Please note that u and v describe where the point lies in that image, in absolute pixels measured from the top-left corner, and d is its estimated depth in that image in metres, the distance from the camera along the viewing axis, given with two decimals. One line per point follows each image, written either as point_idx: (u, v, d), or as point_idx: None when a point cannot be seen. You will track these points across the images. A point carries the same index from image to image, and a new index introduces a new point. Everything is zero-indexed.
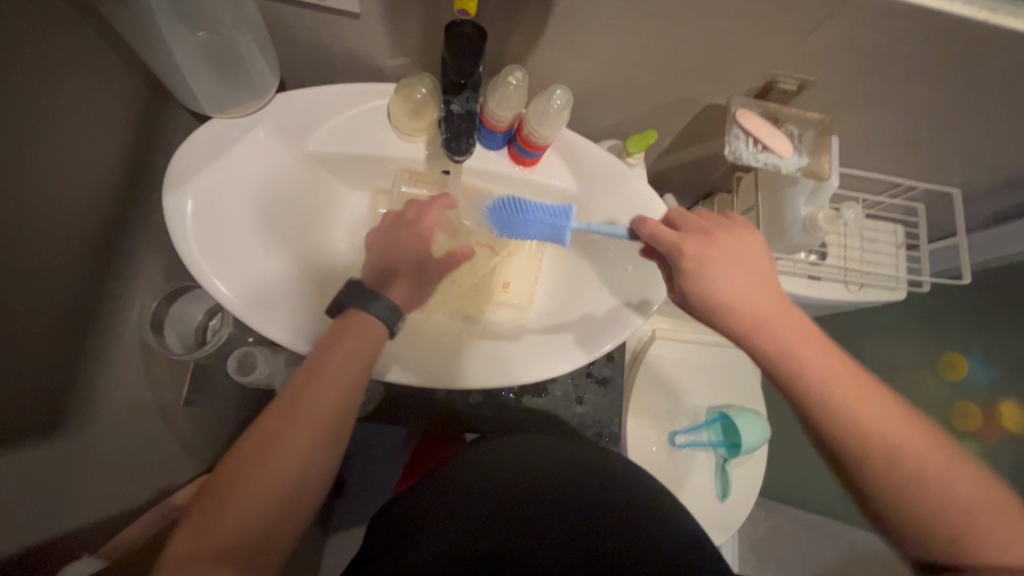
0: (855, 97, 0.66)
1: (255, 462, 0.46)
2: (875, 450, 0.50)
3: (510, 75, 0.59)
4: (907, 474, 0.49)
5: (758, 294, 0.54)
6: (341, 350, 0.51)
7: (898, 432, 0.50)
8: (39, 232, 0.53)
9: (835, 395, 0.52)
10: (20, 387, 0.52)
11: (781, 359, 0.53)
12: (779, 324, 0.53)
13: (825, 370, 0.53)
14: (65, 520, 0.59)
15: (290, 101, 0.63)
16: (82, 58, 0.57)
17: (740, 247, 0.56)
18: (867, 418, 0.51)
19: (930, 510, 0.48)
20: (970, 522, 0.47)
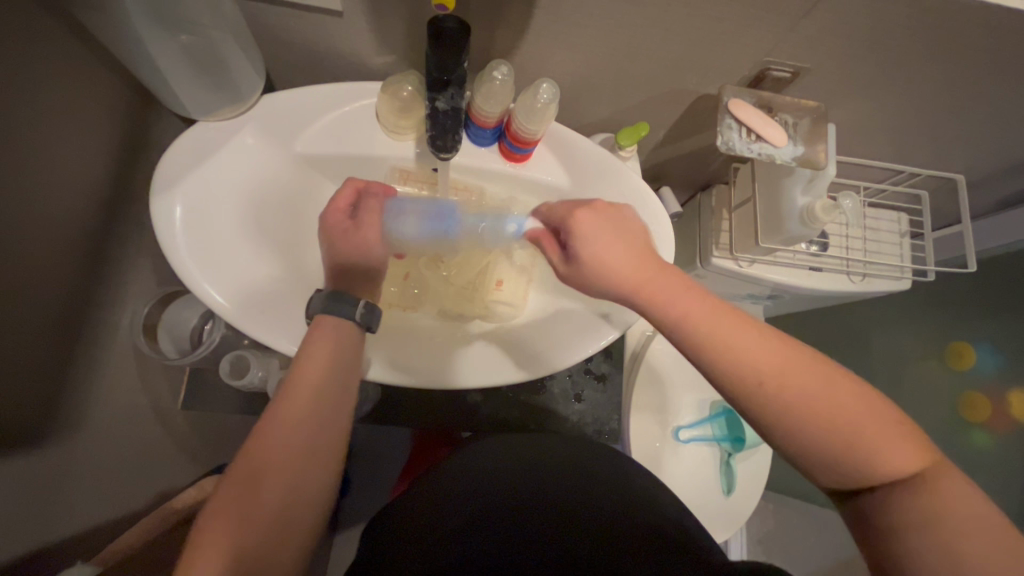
0: (851, 82, 0.64)
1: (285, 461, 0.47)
2: (803, 416, 0.44)
3: (495, 70, 0.58)
4: (823, 428, 0.43)
5: (635, 269, 0.53)
6: (321, 346, 0.52)
7: (830, 397, 0.44)
8: (25, 241, 0.54)
9: (752, 369, 0.46)
10: (10, 396, 0.52)
11: (688, 326, 0.50)
12: (654, 285, 0.52)
13: (726, 328, 0.48)
14: (60, 525, 0.59)
15: (275, 102, 0.63)
16: (63, 66, 0.57)
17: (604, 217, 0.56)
18: (775, 377, 0.46)
19: (836, 455, 0.43)
20: (882, 463, 0.42)
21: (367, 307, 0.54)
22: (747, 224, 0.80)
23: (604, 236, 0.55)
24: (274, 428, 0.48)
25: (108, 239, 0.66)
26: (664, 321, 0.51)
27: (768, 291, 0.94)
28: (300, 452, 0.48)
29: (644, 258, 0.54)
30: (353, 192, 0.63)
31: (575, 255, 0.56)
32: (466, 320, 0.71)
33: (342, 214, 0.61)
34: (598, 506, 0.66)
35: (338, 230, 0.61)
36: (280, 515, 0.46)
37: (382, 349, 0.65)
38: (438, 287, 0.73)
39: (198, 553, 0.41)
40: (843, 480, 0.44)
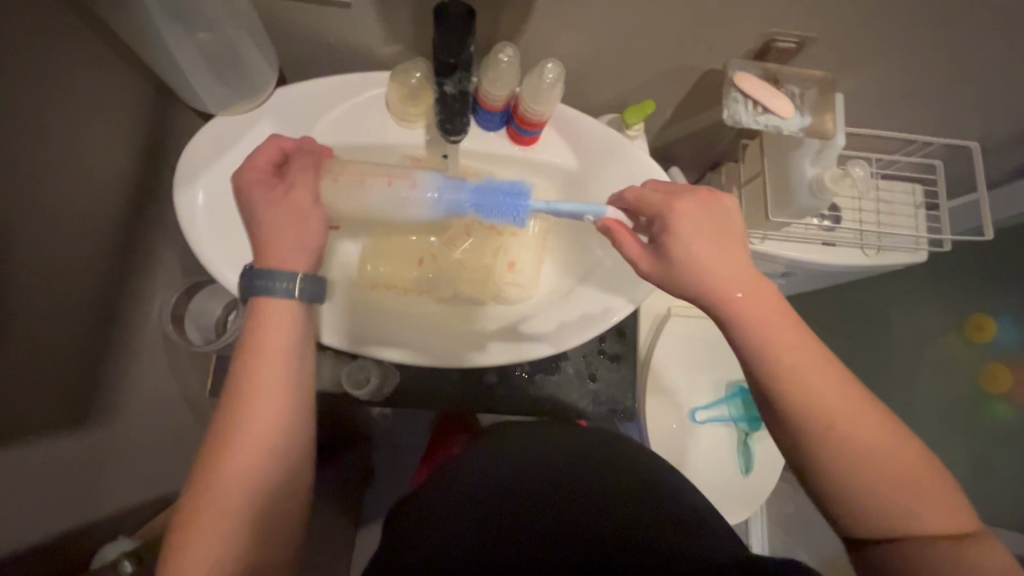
0: (859, 51, 0.64)
1: (237, 466, 0.47)
2: (878, 466, 0.46)
3: (500, 53, 0.59)
4: (863, 471, 0.46)
5: (738, 275, 0.51)
6: (262, 338, 0.51)
7: (906, 464, 0.46)
8: (59, 236, 0.57)
9: (833, 406, 0.47)
10: (50, 384, 0.55)
11: (769, 356, 0.49)
12: (771, 304, 0.50)
13: (810, 368, 0.48)
14: (101, 503, 0.63)
15: (289, 94, 0.65)
16: (88, 67, 0.60)
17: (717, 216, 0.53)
18: (876, 436, 0.47)
19: (905, 510, 0.45)
20: (922, 518, 0.45)
21: (298, 277, 0.52)
22: (756, 200, 0.81)
23: (699, 236, 0.52)
24: (236, 426, 0.48)
25: (134, 233, 0.69)
26: (748, 347, 0.50)
27: (781, 268, 0.94)
28: (263, 448, 0.48)
29: (746, 272, 0.52)
30: (276, 150, 0.56)
31: (669, 248, 0.52)
32: (480, 304, 0.73)
33: (262, 171, 0.54)
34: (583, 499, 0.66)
35: (262, 199, 0.53)
36: (259, 496, 0.47)
37: (399, 333, 0.68)
38: (450, 272, 0.74)
39: (184, 554, 0.44)
40: (875, 525, 0.46)
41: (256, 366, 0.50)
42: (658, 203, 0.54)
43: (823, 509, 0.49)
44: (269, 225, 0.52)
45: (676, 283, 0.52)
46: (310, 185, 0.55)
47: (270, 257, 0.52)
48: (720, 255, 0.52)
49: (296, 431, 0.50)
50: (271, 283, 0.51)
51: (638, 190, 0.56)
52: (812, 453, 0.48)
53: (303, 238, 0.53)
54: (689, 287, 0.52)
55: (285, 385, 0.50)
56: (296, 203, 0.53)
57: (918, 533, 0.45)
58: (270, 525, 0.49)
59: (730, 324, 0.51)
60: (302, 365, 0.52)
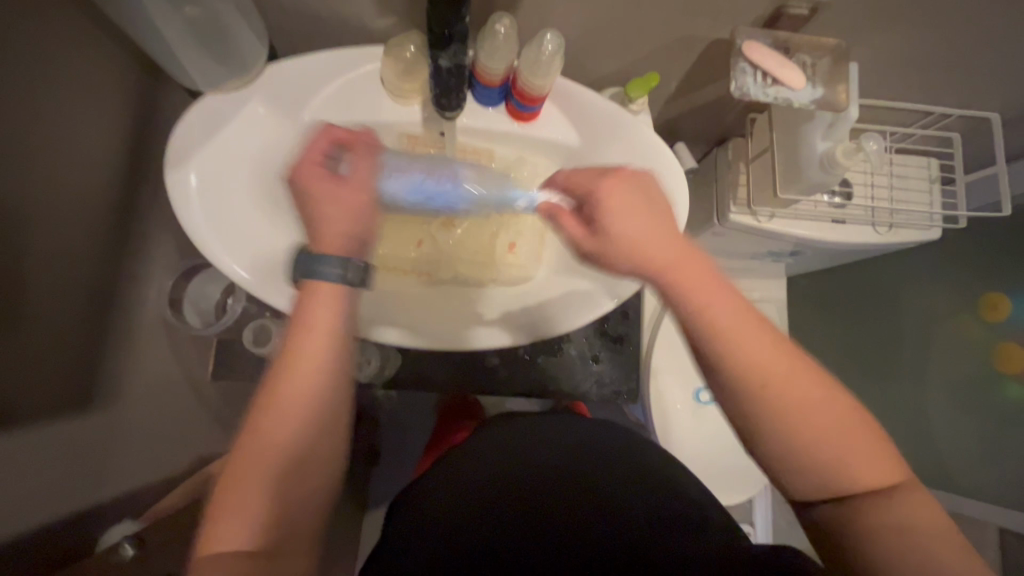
0: (875, 17, 0.61)
1: (269, 445, 0.46)
2: (806, 431, 0.45)
3: (496, 23, 0.56)
4: (798, 430, 0.45)
5: (656, 245, 0.49)
6: (313, 313, 0.50)
7: (839, 427, 0.45)
8: (52, 221, 0.56)
9: (768, 373, 0.46)
10: (49, 371, 0.55)
11: (706, 320, 0.47)
12: (681, 272, 0.48)
13: (742, 332, 0.47)
14: (108, 487, 0.63)
15: (280, 70, 0.63)
16: (73, 45, 0.58)
17: (639, 187, 0.51)
18: (803, 394, 0.45)
19: (838, 477, 0.44)
20: (853, 474, 0.44)
21: (358, 268, 0.52)
22: (765, 177, 0.78)
23: (634, 211, 0.50)
24: (280, 398, 0.48)
25: (128, 217, 0.68)
26: (684, 313, 0.48)
27: (790, 247, 0.91)
28: (301, 421, 0.48)
29: (674, 244, 0.50)
30: (329, 141, 0.53)
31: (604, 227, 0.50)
32: (482, 286, 0.72)
33: (318, 165, 0.52)
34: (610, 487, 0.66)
35: (321, 193, 0.51)
36: (289, 476, 0.47)
37: (397, 315, 0.67)
38: (449, 254, 0.72)
39: (223, 517, 0.44)
40: (814, 489, 0.45)
41: (303, 340, 0.49)
42: (589, 183, 0.52)
43: (771, 475, 0.48)
44: (326, 217, 0.52)
45: (610, 257, 0.50)
46: (364, 181, 0.53)
47: (329, 246, 0.51)
48: (643, 225, 0.50)
49: (331, 409, 0.50)
50: (336, 270, 0.51)
51: (567, 173, 0.54)
52: (759, 425, 0.46)
53: (358, 229, 0.53)
54: (629, 258, 0.50)
55: (331, 364, 0.50)
56: (353, 199, 0.52)
57: (856, 494, 0.44)
58: (296, 504, 0.48)
59: (666, 291, 0.49)
60: (346, 347, 0.51)
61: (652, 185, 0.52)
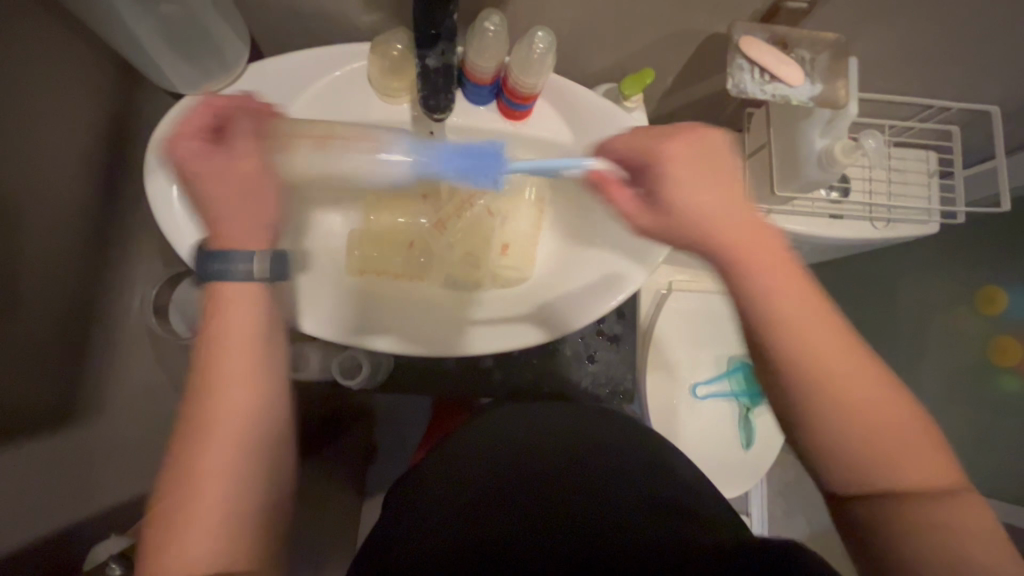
0: (875, 10, 0.59)
1: (214, 464, 0.43)
2: (860, 426, 0.44)
3: (484, 21, 0.54)
4: (849, 425, 0.44)
5: (740, 221, 0.47)
6: (228, 322, 0.47)
7: (891, 421, 0.44)
8: (28, 230, 0.54)
9: (828, 362, 0.45)
10: (31, 385, 0.54)
11: (769, 306, 0.46)
12: (761, 251, 0.47)
13: (810, 322, 0.46)
14: (93, 501, 0.63)
15: (263, 70, 0.61)
16: (43, 45, 0.55)
17: (713, 156, 0.48)
18: (858, 388, 0.44)
19: (878, 469, 0.43)
20: (895, 473, 0.43)
21: (268, 257, 0.48)
22: (761, 172, 0.77)
23: (700, 176, 0.47)
24: (213, 420, 0.45)
25: (109, 223, 0.67)
26: (743, 297, 0.47)
27: (786, 242, 0.90)
28: (240, 443, 0.45)
29: (748, 222, 0.47)
30: (209, 112, 0.48)
31: (668, 201, 0.48)
32: (476, 288, 0.70)
33: (196, 139, 0.47)
34: (582, 474, 0.65)
35: (200, 171, 0.47)
36: (241, 488, 0.44)
37: (388, 320, 0.65)
38: (442, 254, 0.72)
39: (175, 545, 0.42)
40: (847, 480, 0.44)
41: (222, 354, 0.46)
42: (644, 153, 0.49)
43: (812, 470, 0.47)
44: (221, 205, 0.48)
45: (668, 226, 0.48)
46: (254, 150, 0.49)
47: (227, 237, 0.48)
48: (715, 195, 0.47)
49: (268, 419, 0.47)
50: (234, 266, 0.47)
51: (626, 137, 0.51)
52: (814, 417, 0.45)
53: (259, 211, 0.49)
54: (697, 231, 0.47)
55: (262, 377, 0.47)
56: (244, 173, 0.48)
57: (902, 488, 0.43)
58: (257, 520, 0.45)
59: (732, 270, 0.47)
60: (268, 351, 0.48)
61: (733, 155, 0.49)
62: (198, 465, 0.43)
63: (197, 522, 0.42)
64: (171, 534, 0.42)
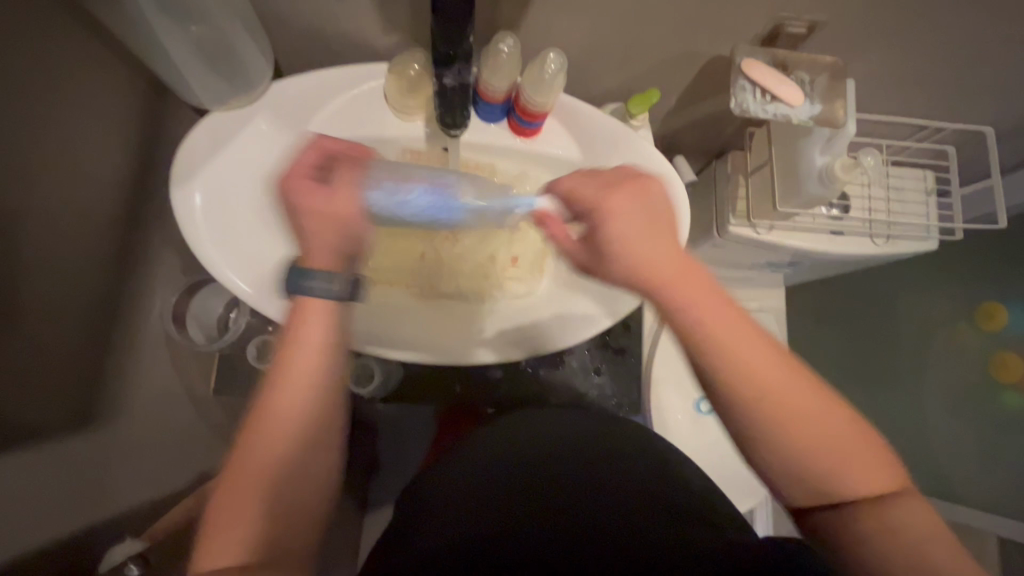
0: (872, 34, 0.62)
1: (259, 464, 0.47)
2: (798, 440, 0.45)
3: (500, 42, 0.57)
4: (792, 447, 0.45)
5: (659, 255, 0.48)
6: (297, 338, 0.50)
7: (820, 424, 0.45)
8: (59, 239, 0.57)
9: (761, 381, 0.46)
10: (51, 390, 0.55)
11: (702, 335, 0.47)
12: (679, 287, 0.47)
13: (737, 345, 0.46)
14: (106, 505, 0.63)
15: (286, 89, 0.63)
16: (77, 61, 0.58)
17: (655, 207, 0.49)
18: (801, 402, 0.46)
19: (832, 481, 0.45)
20: (851, 482, 0.45)
21: (349, 281, 0.51)
22: (764, 190, 0.79)
23: (629, 219, 0.48)
24: (264, 423, 0.48)
25: (132, 232, 0.69)
26: (678, 329, 0.48)
27: (788, 258, 0.92)
28: (288, 453, 0.48)
29: (672, 254, 0.48)
30: (317, 151, 0.51)
31: (600, 240, 0.49)
32: (485, 300, 0.72)
33: (306, 177, 0.50)
34: (608, 497, 0.64)
35: (310, 206, 0.49)
36: (286, 488, 0.48)
37: (403, 330, 0.67)
38: (452, 267, 0.73)
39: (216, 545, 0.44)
40: (807, 494, 0.46)
41: (288, 372, 0.49)
42: (592, 195, 0.49)
43: (766, 481, 0.48)
44: (313, 234, 0.50)
45: (602, 253, 0.49)
46: (351, 198, 0.50)
47: (315, 261, 0.50)
48: (639, 231, 0.48)
49: (325, 423, 0.51)
50: (324, 286, 0.50)
51: (567, 181, 0.50)
52: (757, 436, 0.46)
53: (344, 240, 0.51)
54: (628, 275, 0.49)
55: (320, 391, 0.50)
56: (334, 210, 0.49)
57: (862, 496, 0.44)
58: (291, 519, 0.49)
59: (662, 306, 0.48)
60: (334, 374, 0.52)
61: (653, 188, 0.50)
62: (245, 461, 0.47)
63: (233, 520, 0.45)
64: (218, 512, 0.45)
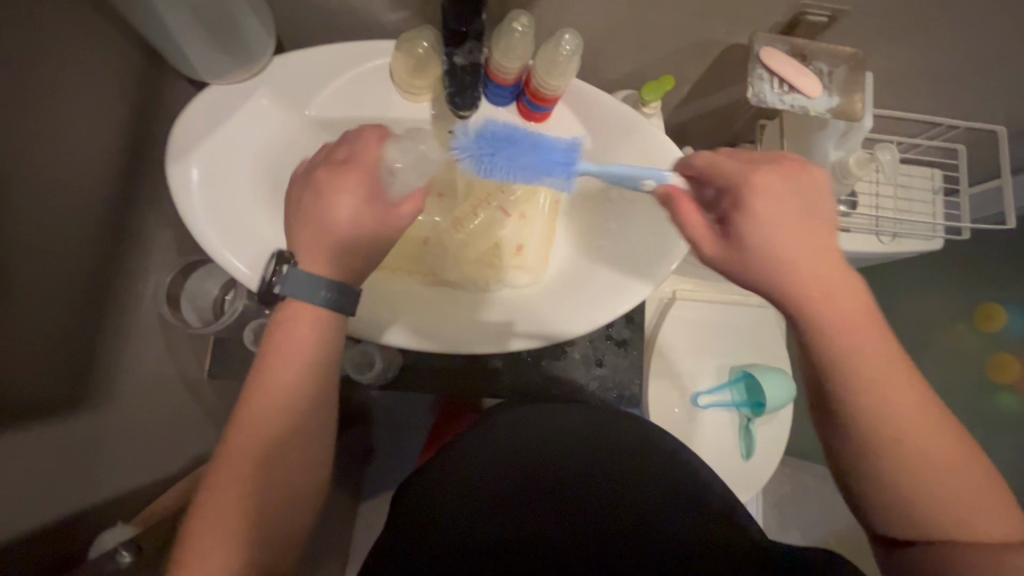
0: (892, 27, 0.61)
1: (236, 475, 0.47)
2: (925, 479, 0.45)
3: (514, 21, 0.55)
4: (917, 479, 0.45)
5: (826, 269, 0.47)
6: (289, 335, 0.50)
7: (949, 458, 0.45)
8: (52, 217, 0.55)
9: (896, 413, 0.45)
10: (40, 373, 0.53)
11: (857, 363, 0.46)
12: (839, 299, 0.47)
13: (890, 371, 0.46)
14: (98, 487, 0.62)
15: (288, 64, 0.61)
16: (72, 29, 0.56)
17: (803, 205, 0.48)
18: (930, 444, 0.45)
19: (957, 518, 0.44)
20: (983, 524, 0.44)
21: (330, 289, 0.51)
22: None
23: (779, 218, 0.46)
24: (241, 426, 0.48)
25: (127, 210, 0.66)
26: (811, 342, 0.47)
27: None
28: (263, 459, 0.48)
29: (836, 267, 0.47)
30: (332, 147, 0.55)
31: (735, 233, 0.48)
32: (489, 289, 0.71)
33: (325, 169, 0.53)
34: (596, 498, 0.64)
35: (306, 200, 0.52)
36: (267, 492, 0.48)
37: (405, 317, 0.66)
38: (457, 255, 0.71)
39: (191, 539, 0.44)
40: (903, 527, 0.46)
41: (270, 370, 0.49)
42: (733, 176, 0.49)
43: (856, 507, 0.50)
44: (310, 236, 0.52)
45: (734, 255, 0.48)
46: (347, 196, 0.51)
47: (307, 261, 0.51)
48: (792, 226, 0.47)
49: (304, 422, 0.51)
50: (303, 287, 0.50)
51: (713, 156, 0.51)
52: (870, 458, 0.46)
53: (338, 248, 0.52)
54: (758, 275, 0.47)
55: (295, 390, 0.50)
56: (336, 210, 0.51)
57: (988, 542, 0.43)
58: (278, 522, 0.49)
59: (796, 313, 0.47)
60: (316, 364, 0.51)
61: (815, 189, 0.48)
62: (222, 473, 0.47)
63: (221, 523, 0.45)
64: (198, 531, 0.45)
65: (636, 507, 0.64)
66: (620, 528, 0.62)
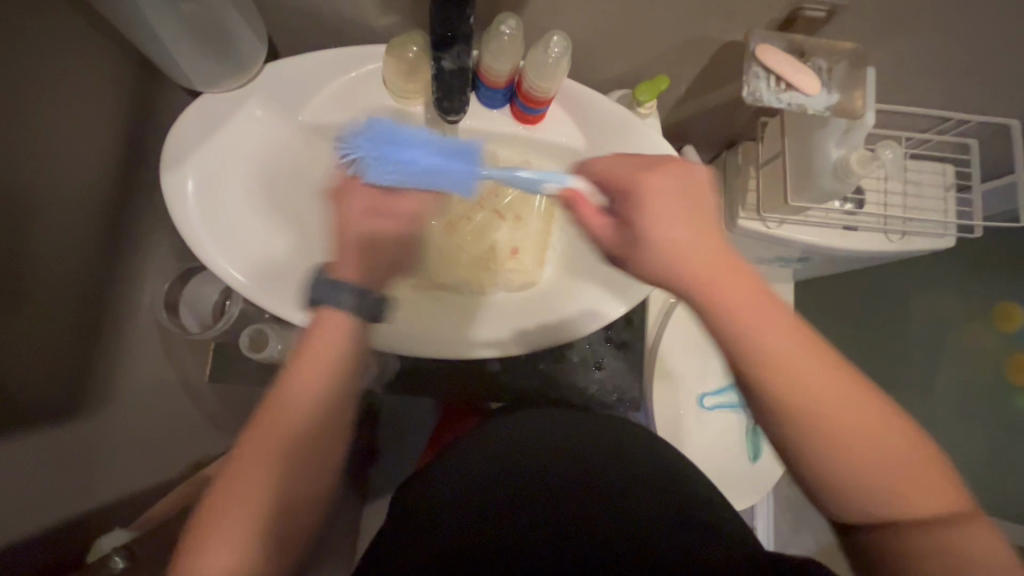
0: (893, 21, 0.59)
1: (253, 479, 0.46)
2: (870, 473, 0.44)
3: (502, 24, 0.54)
4: (865, 473, 0.44)
5: (708, 256, 0.46)
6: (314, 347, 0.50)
7: (882, 445, 0.44)
8: (48, 228, 0.56)
9: (818, 412, 0.44)
10: (37, 382, 0.54)
11: (764, 361, 0.45)
12: (728, 292, 0.46)
13: (790, 361, 0.45)
14: (97, 492, 0.63)
15: (279, 71, 0.61)
16: (64, 41, 0.56)
17: (689, 197, 0.48)
18: (871, 430, 0.44)
19: (908, 504, 0.43)
20: (916, 504, 0.43)
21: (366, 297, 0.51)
22: (775, 182, 0.76)
23: (675, 206, 0.47)
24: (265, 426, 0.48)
25: (124, 218, 0.67)
26: (725, 341, 0.46)
27: (798, 253, 0.89)
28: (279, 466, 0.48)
29: (722, 261, 0.47)
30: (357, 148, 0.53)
31: (637, 226, 0.47)
32: (484, 292, 0.70)
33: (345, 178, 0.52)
34: (603, 508, 0.64)
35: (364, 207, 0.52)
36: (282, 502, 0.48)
37: (401, 322, 0.66)
38: (451, 259, 0.71)
39: (205, 549, 0.44)
40: (863, 514, 0.44)
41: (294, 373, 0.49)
42: (628, 174, 0.49)
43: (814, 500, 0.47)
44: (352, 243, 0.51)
45: (634, 245, 0.48)
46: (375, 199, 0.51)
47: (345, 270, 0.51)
48: (680, 220, 0.47)
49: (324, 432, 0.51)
50: (337, 296, 0.50)
51: (610, 159, 0.50)
52: (805, 459, 0.45)
53: (369, 249, 0.52)
54: (664, 270, 0.47)
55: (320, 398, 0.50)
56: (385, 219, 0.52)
57: (929, 517, 0.43)
58: (290, 530, 0.49)
59: (702, 310, 0.46)
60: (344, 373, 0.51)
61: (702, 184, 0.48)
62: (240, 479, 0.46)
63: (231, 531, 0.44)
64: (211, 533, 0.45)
65: (644, 518, 0.63)
66: (610, 537, 0.62)
